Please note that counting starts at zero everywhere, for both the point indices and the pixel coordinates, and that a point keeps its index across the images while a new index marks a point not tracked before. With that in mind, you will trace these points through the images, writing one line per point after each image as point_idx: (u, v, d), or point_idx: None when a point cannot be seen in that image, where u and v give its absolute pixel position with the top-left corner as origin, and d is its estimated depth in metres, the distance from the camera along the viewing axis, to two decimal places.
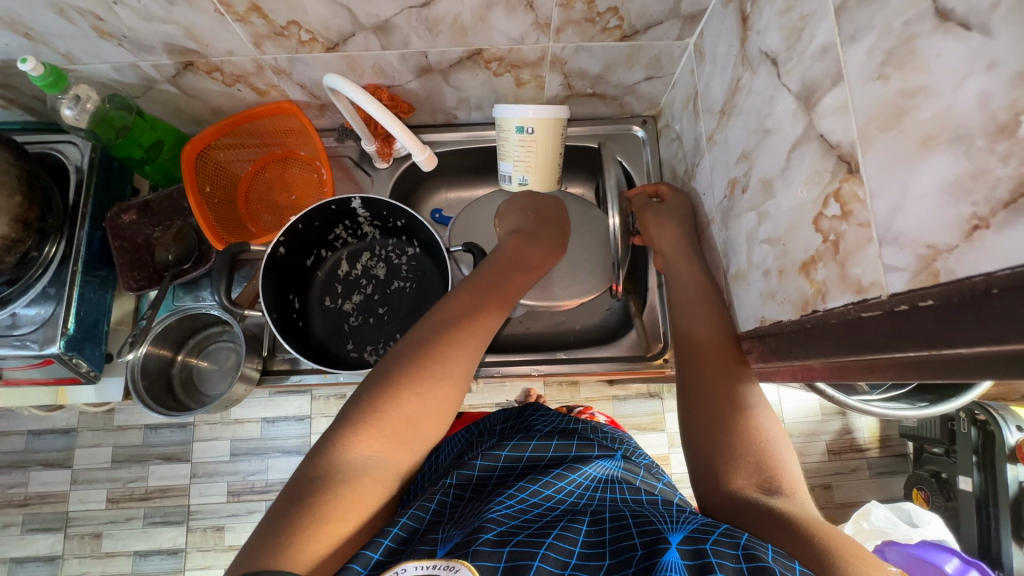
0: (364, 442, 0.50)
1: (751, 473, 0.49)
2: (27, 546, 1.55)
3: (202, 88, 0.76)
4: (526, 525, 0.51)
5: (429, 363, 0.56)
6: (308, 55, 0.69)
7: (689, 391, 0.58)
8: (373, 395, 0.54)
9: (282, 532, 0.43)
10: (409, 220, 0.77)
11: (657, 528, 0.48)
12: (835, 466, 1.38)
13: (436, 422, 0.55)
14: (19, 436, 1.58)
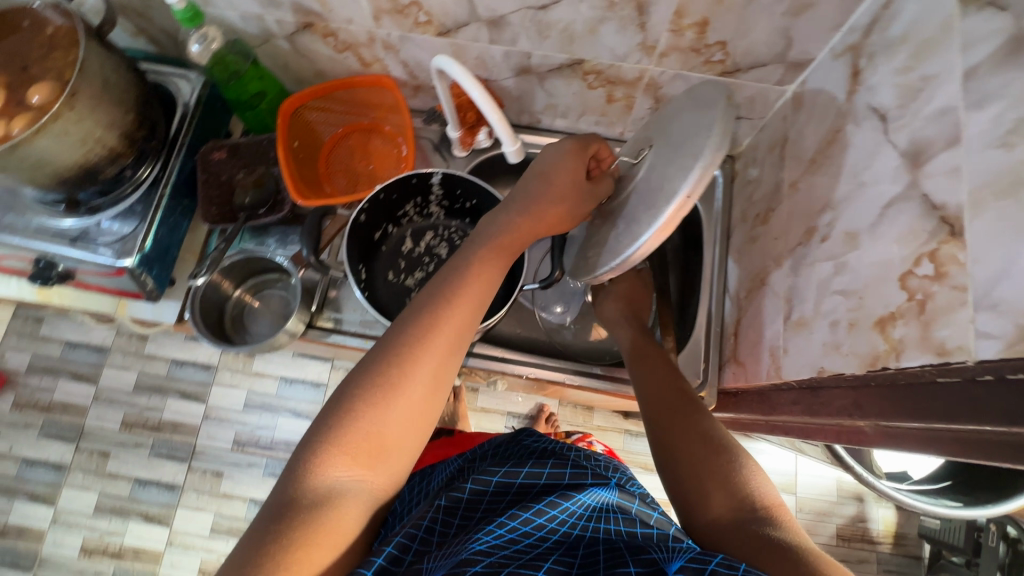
0: (331, 460, 0.48)
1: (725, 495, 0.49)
2: (40, 450, 1.62)
3: (313, 50, 0.80)
4: (511, 556, 0.49)
5: (392, 376, 0.51)
6: (420, 36, 0.73)
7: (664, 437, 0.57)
8: (334, 410, 0.50)
9: (252, 568, 0.42)
10: (481, 201, 0.79)
11: (652, 558, 0.47)
12: (843, 553, 1.32)
13: (408, 438, 0.51)
14: (55, 344, 1.67)
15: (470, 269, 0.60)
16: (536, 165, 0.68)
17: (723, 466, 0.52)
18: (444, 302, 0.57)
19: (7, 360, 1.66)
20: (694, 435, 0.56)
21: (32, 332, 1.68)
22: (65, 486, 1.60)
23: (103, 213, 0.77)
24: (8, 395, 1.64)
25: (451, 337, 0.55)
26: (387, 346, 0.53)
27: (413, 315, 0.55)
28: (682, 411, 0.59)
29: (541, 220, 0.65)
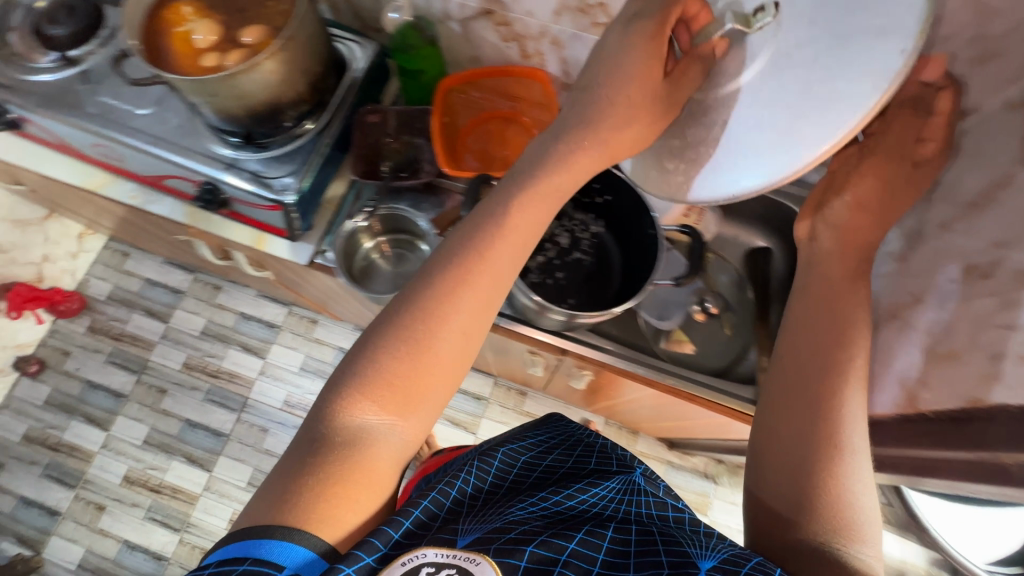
0: (365, 402, 0.50)
1: (804, 514, 0.48)
2: (105, 376, 1.80)
3: (481, 36, 0.87)
4: (545, 522, 0.52)
5: (418, 332, 0.52)
6: (592, 36, 0.78)
7: (767, 434, 0.55)
8: (363, 359, 0.52)
9: (288, 497, 0.45)
10: (617, 197, 0.83)
11: (684, 550, 0.48)
12: None
13: (434, 389, 0.53)
14: (137, 280, 1.90)
15: (503, 226, 0.57)
16: (606, 77, 0.57)
17: (819, 474, 0.50)
18: (487, 257, 0.56)
19: (90, 287, 1.86)
20: (809, 427, 0.53)
21: (118, 265, 1.90)
22: (120, 416, 1.76)
23: (267, 152, 0.82)
24: (84, 318, 1.85)
25: (479, 294, 0.55)
26: (416, 301, 0.54)
27: (444, 271, 0.55)
28: (812, 389, 0.55)
29: (603, 151, 0.58)
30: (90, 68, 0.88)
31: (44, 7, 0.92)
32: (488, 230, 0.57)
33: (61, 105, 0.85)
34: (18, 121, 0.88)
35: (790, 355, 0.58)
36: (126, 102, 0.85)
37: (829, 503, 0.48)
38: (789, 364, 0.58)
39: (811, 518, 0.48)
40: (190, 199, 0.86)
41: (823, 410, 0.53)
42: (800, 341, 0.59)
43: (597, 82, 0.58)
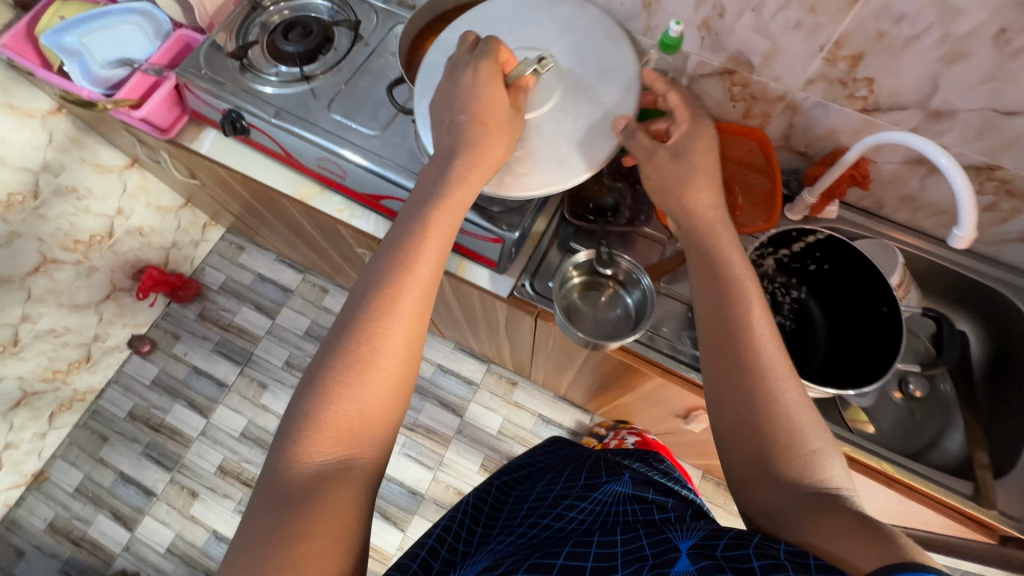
0: (317, 446, 0.54)
1: (778, 488, 0.53)
2: (209, 363, 1.84)
3: (706, 92, 0.86)
4: (530, 549, 0.55)
5: (364, 352, 0.57)
6: (839, 107, 0.77)
7: (734, 461, 0.58)
8: (312, 402, 0.55)
9: (268, 554, 0.48)
10: (838, 269, 0.81)
11: (666, 535, 0.50)
12: None
13: (386, 407, 0.58)
14: (249, 274, 1.94)
15: (421, 237, 0.64)
16: (452, 111, 0.70)
17: (778, 456, 0.54)
18: (401, 261, 0.62)
19: (205, 275, 1.92)
20: (754, 419, 0.56)
21: (232, 257, 1.95)
22: (221, 404, 1.79)
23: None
24: (196, 305, 1.89)
25: (419, 292, 0.62)
26: (354, 325, 0.59)
27: (368, 290, 0.61)
28: (728, 387, 0.59)
29: (474, 163, 0.68)
30: (318, 85, 0.92)
31: (279, 24, 0.97)
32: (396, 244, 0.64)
33: (295, 117, 0.89)
34: (246, 127, 0.92)
35: (716, 393, 0.60)
36: (357, 121, 0.89)
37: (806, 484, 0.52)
38: (717, 359, 0.61)
39: (787, 491, 0.52)
40: None
41: (744, 389, 0.58)
42: (719, 371, 0.61)
43: (451, 114, 0.70)
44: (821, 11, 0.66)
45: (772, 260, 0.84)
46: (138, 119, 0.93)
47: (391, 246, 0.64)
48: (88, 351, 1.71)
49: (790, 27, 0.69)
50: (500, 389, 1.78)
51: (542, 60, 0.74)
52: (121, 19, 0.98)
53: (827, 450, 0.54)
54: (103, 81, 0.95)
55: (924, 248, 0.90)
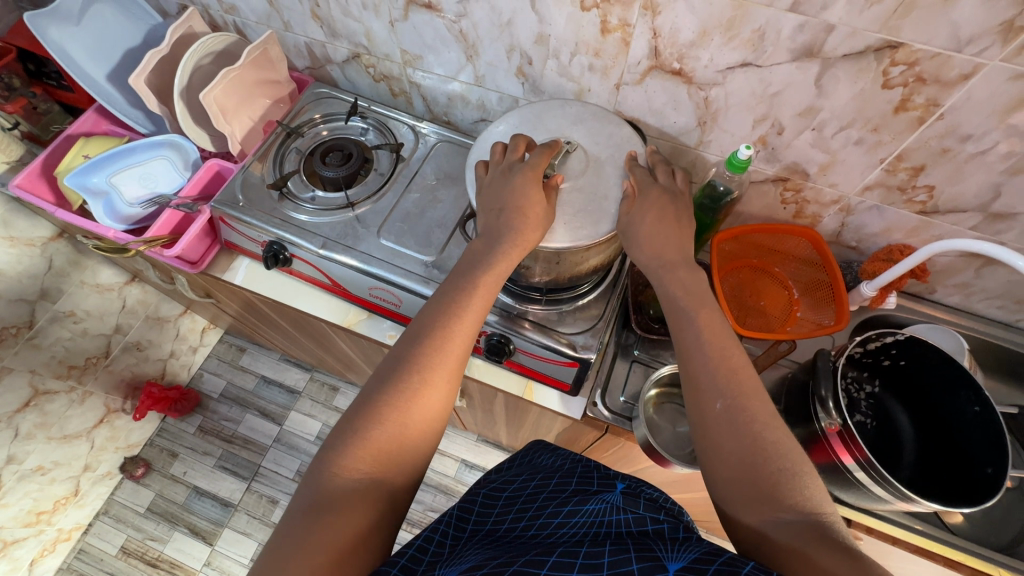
0: (353, 463, 0.56)
1: (766, 509, 0.51)
2: (213, 482, 1.59)
3: (757, 196, 0.88)
4: (517, 552, 0.52)
5: (416, 379, 0.61)
6: (895, 209, 0.79)
7: (718, 480, 0.55)
8: (361, 418, 0.59)
9: (283, 562, 0.49)
10: (915, 367, 0.80)
11: (656, 555, 0.47)
12: None
13: (423, 437, 0.61)
14: (252, 376, 1.74)
15: (473, 287, 0.68)
16: (502, 192, 0.69)
17: (772, 482, 0.52)
18: (459, 312, 0.66)
19: (204, 382, 1.70)
20: (738, 444, 0.55)
21: (233, 360, 1.76)
22: (227, 528, 1.53)
23: (536, 307, 0.81)
24: (197, 417, 1.67)
25: (467, 339, 0.66)
26: (407, 356, 0.63)
27: (424, 329, 0.65)
28: (708, 407, 0.58)
29: (524, 245, 0.67)
30: (363, 213, 0.89)
31: (315, 148, 0.96)
32: (453, 294, 0.68)
33: (345, 247, 0.85)
34: (289, 258, 0.89)
35: (700, 411, 0.59)
36: (410, 247, 0.86)
37: (798, 512, 0.50)
38: (691, 383, 0.61)
39: (770, 515, 0.50)
40: (478, 350, 0.85)
41: (723, 411, 0.57)
42: (696, 379, 0.61)
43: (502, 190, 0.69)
44: (883, 131, 0.69)
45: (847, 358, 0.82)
46: (170, 256, 0.89)
47: (449, 295, 0.68)
48: (76, 484, 1.50)
49: (851, 142, 0.72)
50: None
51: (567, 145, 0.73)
52: (149, 154, 0.95)
53: (804, 472, 0.52)
54: (129, 218, 0.91)
55: (977, 329, 0.90)
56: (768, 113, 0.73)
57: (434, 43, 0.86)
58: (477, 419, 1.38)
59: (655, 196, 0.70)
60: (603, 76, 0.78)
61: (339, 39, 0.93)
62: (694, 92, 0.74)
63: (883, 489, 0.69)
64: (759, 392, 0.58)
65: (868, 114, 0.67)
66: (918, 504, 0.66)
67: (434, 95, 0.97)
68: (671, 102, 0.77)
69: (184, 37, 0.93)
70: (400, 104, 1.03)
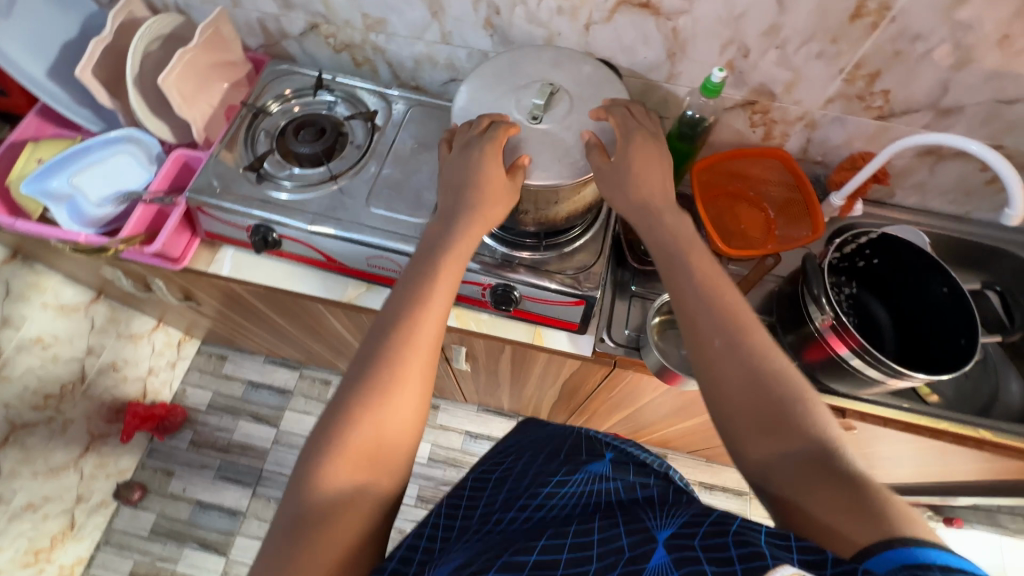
0: (336, 467, 0.54)
1: (772, 439, 0.51)
2: (215, 493, 1.56)
3: (727, 123, 0.91)
4: (504, 543, 0.49)
5: (390, 372, 0.58)
6: (855, 118, 0.84)
7: (724, 414, 0.56)
8: (341, 420, 0.56)
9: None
10: (888, 263, 0.86)
11: (645, 525, 0.46)
12: None
13: (406, 432, 0.58)
14: (239, 384, 1.71)
15: (439, 271, 0.67)
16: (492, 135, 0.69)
17: (777, 412, 0.52)
18: (427, 300, 0.64)
19: (190, 397, 1.68)
20: (740, 378, 0.55)
21: (215, 370, 1.73)
22: (238, 536, 1.51)
23: (531, 251, 0.82)
24: (186, 432, 1.64)
25: (437, 327, 0.63)
26: (380, 350, 0.60)
27: (395, 320, 0.62)
28: (707, 345, 0.58)
29: (488, 224, 0.70)
30: (346, 184, 0.88)
31: (286, 127, 0.93)
32: (416, 284, 0.65)
33: (334, 220, 0.84)
34: (278, 240, 0.87)
35: (700, 347, 0.58)
36: (401, 212, 0.86)
37: (806, 440, 0.50)
38: (686, 322, 0.61)
39: (776, 444, 0.51)
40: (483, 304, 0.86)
41: (721, 348, 0.57)
42: (689, 318, 0.60)
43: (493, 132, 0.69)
44: (841, 41, 0.73)
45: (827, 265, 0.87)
46: (151, 254, 0.85)
47: (412, 285, 0.65)
48: (70, 517, 1.43)
49: (813, 57, 0.76)
50: None
51: (552, 86, 0.72)
52: (107, 152, 0.90)
53: (806, 402, 0.53)
54: (99, 220, 0.87)
55: (933, 224, 0.98)
56: (734, 36, 0.76)
57: (397, 3, 0.84)
58: (478, 386, 1.40)
59: (632, 141, 0.69)
60: (571, 18, 0.79)
61: (294, 10, 0.91)
62: (663, 24, 0.77)
63: (877, 371, 0.76)
64: (752, 321, 0.60)
65: (827, 25, 0.71)
66: (908, 378, 0.74)
67: (400, 60, 0.96)
68: (640, 37, 0.79)
69: (127, 24, 0.88)
70: (364, 74, 1.01)
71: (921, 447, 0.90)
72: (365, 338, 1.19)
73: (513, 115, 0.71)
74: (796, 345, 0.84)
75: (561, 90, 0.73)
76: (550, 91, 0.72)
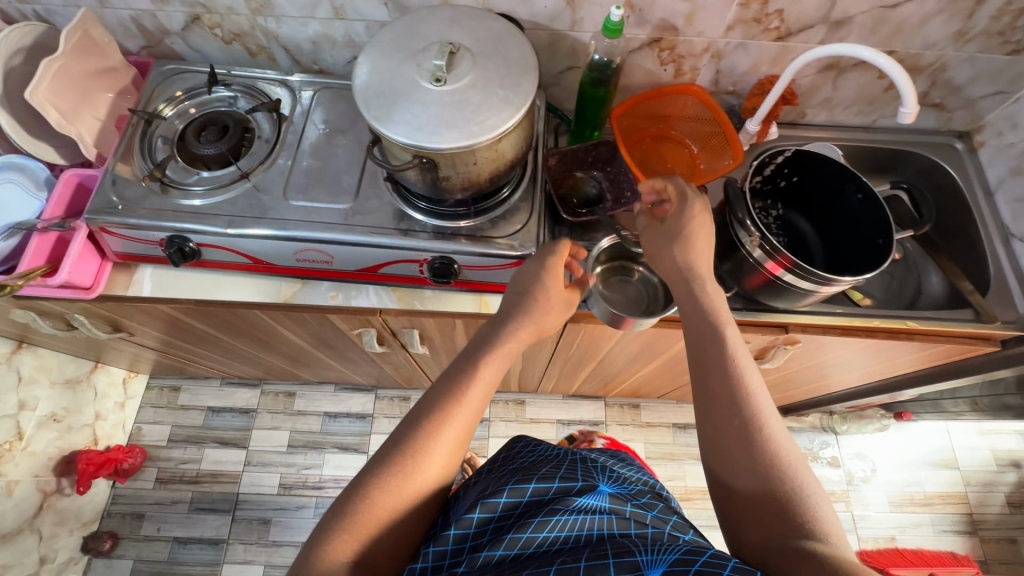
0: (341, 546, 0.52)
1: (779, 530, 0.52)
2: (193, 526, 1.52)
3: (638, 65, 0.92)
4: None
5: (411, 457, 0.57)
6: (757, 43, 0.86)
7: (732, 496, 0.56)
8: (357, 495, 0.55)
9: None
10: (807, 178, 0.90)
11: (634, 561, 0.46)
12: (1018, 520, 1.65)
13: (414, 518, 0.57)
14: (198, 412, 1.65)
15: (474, 361, 0.65)
16: (398, 104, 0.67)
17: (785, 504, 0.53)
18: (464, 395, 0.62)
19: (145, 435, 1.62)
20: (752, 461, 0.56)
21: (169, 403, 1.67)
22: (225, 563, 1.47)
23: (465, 219, 0.82)
24: (150, 471, 1.58)
25: (470, 423, 0.62)
26: (406, 433, 0.59)
27: (425, 408, 0.61)
28: (727, 423, 0.58)
29: (537, 327, 0.71)
30: (259, 180, 0.84)
31: (184, 130, 0.87)
32: (452, 376, 0.64)
33: (253, 219, 0.80)
34: (196, 249, 0.82)
35: (714, 424, 0.59)
36: (323, 200, 0.83)
37: (806, 533, 0.51)
38: (705, 398, 0.61)
39: (781, 535, 0.52)
40: (423, 281, 0.85)
41: (734, 426, 0.58)
42: (705, 393, 0.61)
43: (397, 102, 0.67)
44: None
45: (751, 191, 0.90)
46: (57, 286, 0.79)
47: (449, 377, 0.64)
48: None
49: None
50: (511, 414, 1.71)
51: (452, 45, 0.70)
52: None
53: (813, 494, 0.53)
54: None
55: (843, 138, 1.03)
56: None
57: None
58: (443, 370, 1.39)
59: (685, 213, 0.73)
60: None
61: (169, 3, 0.84)
62: None
63: (806, 283, 0.80)
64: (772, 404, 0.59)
65: None
66: (834, 284, 0.78)
67: (297, 43, 0.91)
68: None
69: None
70: (262, 64, 0.96)
71: (855, 347, 0.95)
72: (315, 340, 1.16)
73: (418, 80, 0.68)
74: (732, 272, 0.88)
75: (462, 48, 0.70)
76: (450, 51, 0.69)
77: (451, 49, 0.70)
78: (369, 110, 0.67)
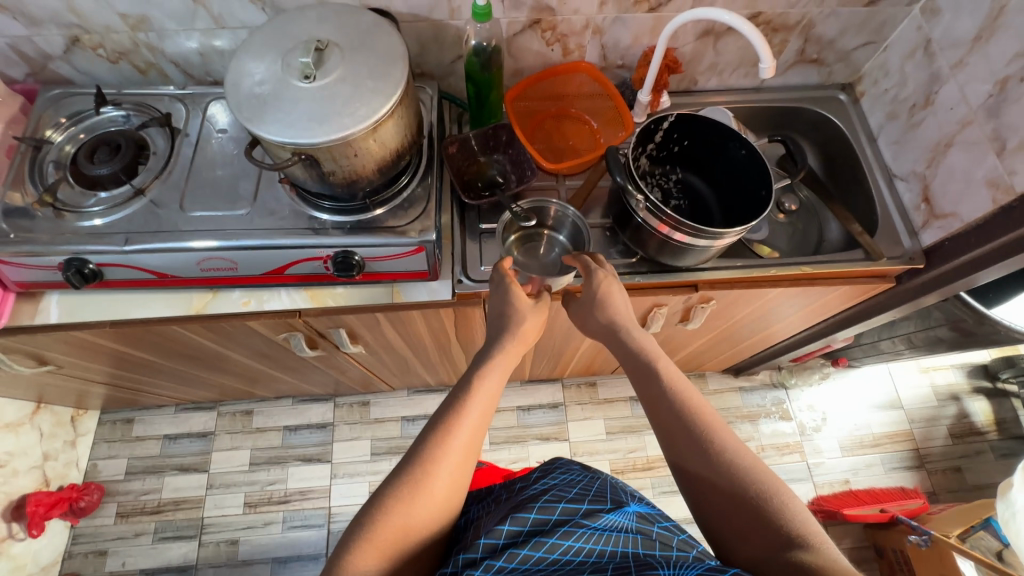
0: (363, 558, 0.55)
1: (756, 542, 0.54)
2: (159, 556, 1.49)
3: (525, 47, 0.95)
4: None
5: (420, 470, 0.59)
6: (631, 15, 0.89)
7: (708, 513, 0.58)
8: (374, 508, 0.58)
9: None
10: (696, 142, 0.94)
11: None
12: (962, 449, 1.72)
13: (430, 529, 0.59)
14: (154, 441, 1.63)
15: (474, 382, 0.68)
16: (269, 104, 0.68)
17: (756, 512, 0.55)
18: (466, 413, 0.65)
19: (101, 471, 1.59)
20: (717, 478, 0.58)
21: (123, 436, 1.64)
22: None
23: (379, 207, 0.84)
24: (110, 506, 1.55)
25: (474, 436, 0.64)
26: (414, 449, 0.62)
27: (429, 426, 0.64)
28: (686, 447, 0.61)
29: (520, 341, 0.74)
30: (156, 196, 0.84)
31: (76, 153, 0.87)
32: (451, 399, 0.66)
33: (151, 234, 0.80)
34: (97, 270, 0.82)
35: (675, 449, 0.62)
36: (221, 208, 0.83)
37: (783, 537, 0.53)
38: (663, 429, 0.64)
39: (761, 546, 0.53)
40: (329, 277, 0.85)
41: (696, 446, 0.60)
42: (663, 420, 0.64)
43: (267, 103, 0.68)
44: None
45: (646, 158, 0.93)
46: None
47: (451, 400, 0.66)
48: None
49: None
50: None
51: (318, 42, 0.71)
52: None
53: (783, 496, 0.55)
54: None
55: (735, 100, 1.07)
56: None
57: None
58: (391, 369, 1.40)
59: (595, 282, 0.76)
60: None
61: (43, 26, 0.84)
62: None
63: (700, 240, 0.83)
64: (724, 423, 0.62)
65: None
66: (725, 237, 0.82)
67: (184, 56, 0.91)
68: None
69: None
70: (155, 81, 0.96)
71: (764, 298, 0.99)
72: (251, 353, 1.15)
73: (288, 80, 0.69)
74: (633, 239, 0.91)
75: (331, 45, 0.72)
76: (317, 48, 0.71)
77: (318, 46, 0.71)
78: (240, 113, 0.67)
